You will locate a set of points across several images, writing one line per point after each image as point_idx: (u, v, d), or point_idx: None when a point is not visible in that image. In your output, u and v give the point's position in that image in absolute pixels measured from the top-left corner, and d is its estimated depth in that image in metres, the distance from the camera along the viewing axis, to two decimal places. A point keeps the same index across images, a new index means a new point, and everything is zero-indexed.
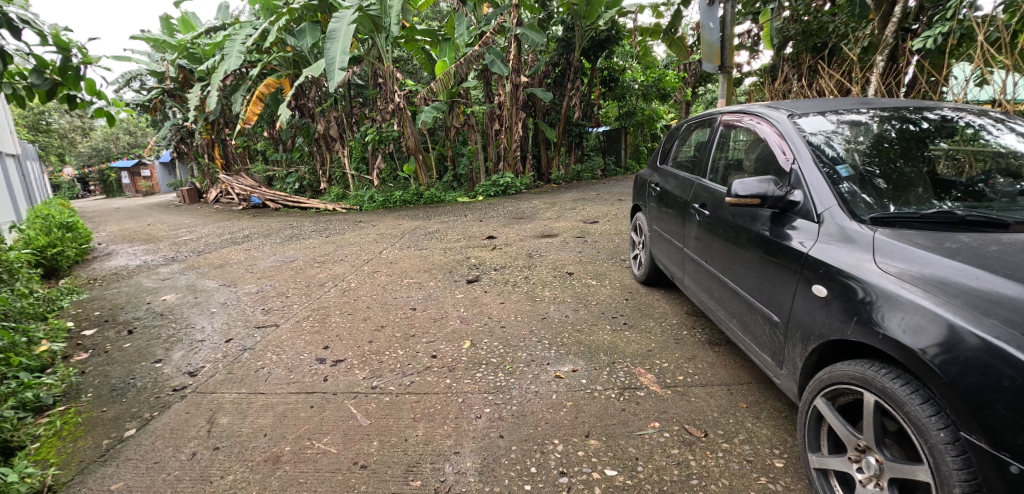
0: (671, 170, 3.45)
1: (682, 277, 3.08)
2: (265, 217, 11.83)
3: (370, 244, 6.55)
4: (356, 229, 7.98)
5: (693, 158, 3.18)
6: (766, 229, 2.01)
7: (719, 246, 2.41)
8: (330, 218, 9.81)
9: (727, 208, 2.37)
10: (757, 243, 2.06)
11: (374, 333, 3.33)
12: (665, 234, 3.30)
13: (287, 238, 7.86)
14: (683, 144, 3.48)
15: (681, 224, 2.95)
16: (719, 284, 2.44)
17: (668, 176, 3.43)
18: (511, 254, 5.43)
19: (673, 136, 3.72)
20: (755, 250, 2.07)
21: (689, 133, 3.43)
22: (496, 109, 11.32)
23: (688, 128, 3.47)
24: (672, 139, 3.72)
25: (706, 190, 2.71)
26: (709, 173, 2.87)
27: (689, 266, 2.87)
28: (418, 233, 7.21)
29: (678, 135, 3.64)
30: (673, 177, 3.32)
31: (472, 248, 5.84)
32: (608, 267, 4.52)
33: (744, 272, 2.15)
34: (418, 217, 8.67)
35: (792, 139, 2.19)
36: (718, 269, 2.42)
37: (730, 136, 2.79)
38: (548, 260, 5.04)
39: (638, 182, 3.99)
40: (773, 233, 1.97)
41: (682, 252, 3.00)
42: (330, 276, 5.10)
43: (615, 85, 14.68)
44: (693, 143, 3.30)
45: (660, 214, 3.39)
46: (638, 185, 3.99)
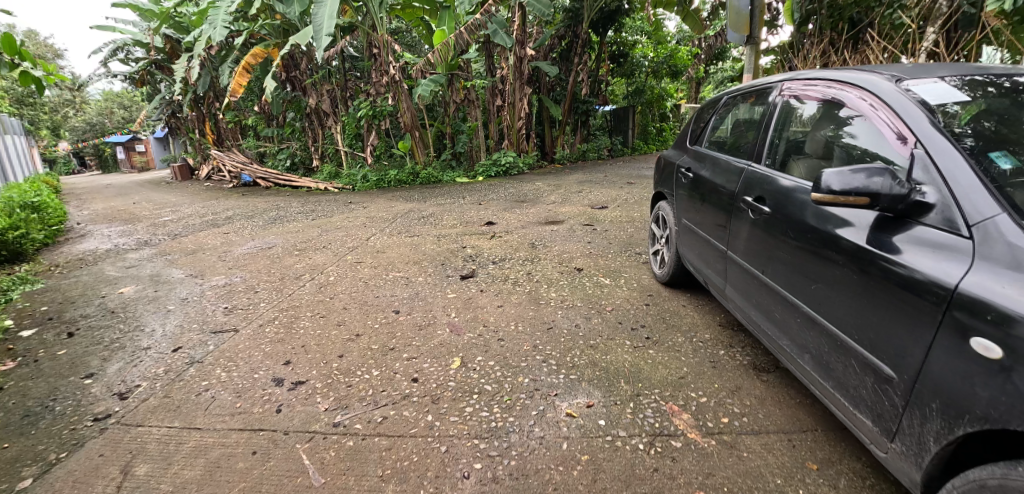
0: (706, 149, 2.88)
1: (718, 283, 2.51)
2: (255, 196, 11.23)
3: (357, 229, 5.98)
4: (346, 212, 7.40)
5: (735, 138, 2.62)
6: (867, 239, 1.45)
7: (781, 253, 1.86)
8: (320, 198, 9.23)
9: (802, 206, 1.78)
10: (849, 259, 1.50)
11: (347, 344, 2.78)
12: (696, 227, 2.75)
13: (271, 220, 7.28)
14: (720, 120, 2.91)
15: (721, 220, 2.40)
16: (777, 301, 1.90)
17: (703, 160, 2.83)
18: (511, 243, 4.85)
19: (706, 110, 3.14)
20: (843, 267, 1.52)
21: (729, 106, 2.86)
22: (497, 83, 10.65)
23: (727, 101, 2.89)
24: (705, 114, 3.15)
25: (759, 179, 2.16)
26: (759, 154, 2.29)
27: (730, 270, 2.32)
28: (412, 216, 6.64)
29: (713, 108, 3.07)
30: (710, 160, 2.75)
31: (469, 236, 5.26)
32: (623, 263, 3.96)
33: (825, 294, 1.61)
34: (413, 199, 8.07)
35: (902, 110, 1.59)
36: (777, 283, 1.88)
37: (794, 110, 2.17)
38: (555, 252, 4.46)
39: (663, 163, 3.42)
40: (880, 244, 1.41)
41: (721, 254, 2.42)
42: (308, 266, 4.53)
43: (625, 61, 13.94)
44: (737, 120, 2.68)
45: (690, 203, 2.83)
46: (662, 167, 3.42)
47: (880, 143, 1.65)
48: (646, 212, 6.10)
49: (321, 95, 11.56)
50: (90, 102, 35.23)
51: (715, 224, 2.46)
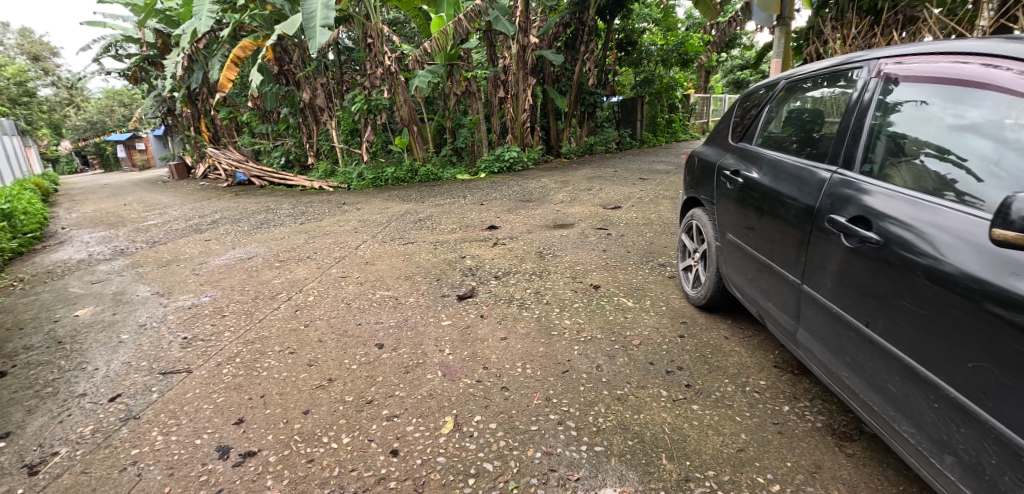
0: (743, 145, 2.50)
1: (778, 319, 2.00)
2: (247, 196, 10.73)
3: (347, 236, 5.44)
4: (338, 214, 6.86)
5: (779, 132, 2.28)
6: (979, 257, 1.12)
7: (862, 280, 1.47)
8: (313, 198, 8.70)
9: (912, 230, 1.32)
10: (964, 290, 1.14)
11: (316, 395, 2.26)
12: (737, 238, 2.33)
13: (258, 224, 6.76)
14: (759, 113, 2.54)
15: (770, 230, 2.00)
16: (856, 340, 1.51)
17: (753, 161, 2.31)
18: (517, 252, 4.30)
19: (742, 106, 2.78)
20: (959, 304, 1.15)
21: (770, 99, 2.50)
22: (500, 74, 10.08)
23: (767, 94, 2.55)
24: (741, 110, 2.78)
25: (817, 179, 1.80)
26: (821, 152, 1.89)
27: (784, 294, 1.91)
28: (408, 219, 6.09)
29: (750, 103, 2.70)
30: (750, 158, 2.36)
31: (469, 243, 4.71)
32: (646, 280, 3.41)
33: (932, 339, 1.22)
34: (410, 199, 7.53)
35: (983, 91, 1.33)
36: (870, 331, 1.44)
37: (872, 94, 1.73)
38: (566, 264, 3.91)
39: (692, 164, 3.00)
40: (992, 263, 1.09)
41: (786, 286, 1.90)
42: (286, 282, 4.00)
43: (633, 49, 13.36)
44: (799, 111, 2.19)
45: (728, 209, 2.41)
46: (691, 168, 2.99)
47: (952, 132, 1.39)
48: (665, 214, 5.54)
49: (314, 88, 11.00)
50: (89, 100, 34.86)
51: (763, 236, 2.06)
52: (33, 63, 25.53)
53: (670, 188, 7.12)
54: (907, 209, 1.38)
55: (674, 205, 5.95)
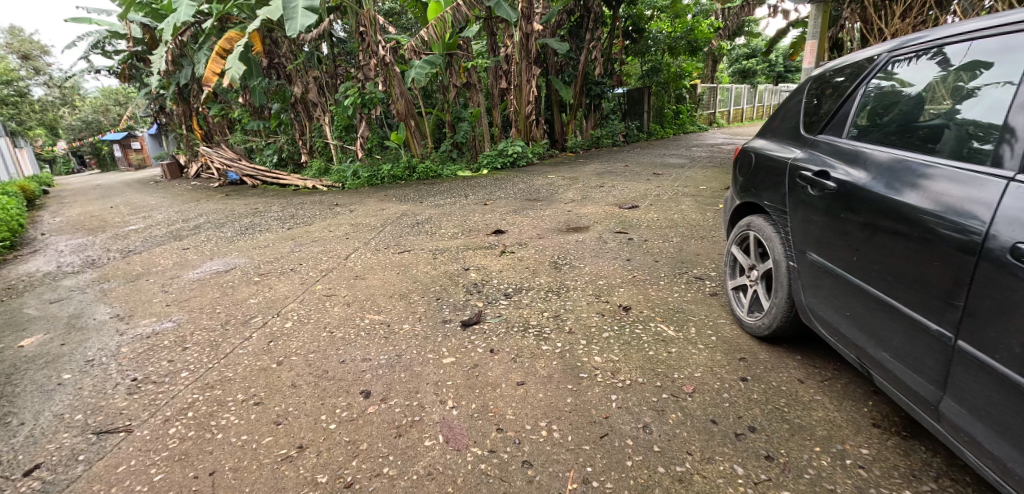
0: (822, 138, 2.02)
1: (893, 376, 1.50)
2: (238, 197, 10.18)
3: (337, 243, 4.90)
4: (329, 216, 6.34)
5: (834, 117, 2.03)
6: None
7: None
8: (305, 199, 8.15)
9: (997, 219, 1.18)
10: None
11: (282, 472, 1.74)
12: (822, 257, 1.82)
13: (242, 229, 6.22)
14: (807, 106, 2.28)
15: (888, 251, 1.49)
16: None
17: (845, 156, 1.82)
18: (529, 262, 3.76)
19: (793, 101, 2.43)
20: None
21: (816, 92, 2.28)
22: (501, 63, 9.50)
23: (808, 89, 2.36)
24: (791, 106, 2.43)
25: (937, 179, 1.40)
26: (887, 138, 1.71)
27: (914, 347, 1.40)
28: (405, 222, 5.55)
29: (798, 98, 2.41)
30: (831, 156, 1.89)
31: (473, 251, 4.16)
32: (685, 300, 2.88)
33: None
34: (408, 199, 6.99)
35: None
36: None
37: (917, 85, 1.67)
38: (587, 277, 3.36)
39: (741, 164, 2.51)
40: None
41: (915, 336, 1.40)
42: (263, 303, 3.46)
43: (640, 37, 12.82)
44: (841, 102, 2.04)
45: (806, 219, 1.90)
46: (740, 169, 2.51)
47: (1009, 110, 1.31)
48: (688, 214, 4.99)
49: (306, 82, 10.42)
50: (83, 99, 34.26)
51: (875, 259, 1.55)
52: (23, 62, 24.90)
53: (689, 184, 6.56)
54: (996, 195, 1.22)
55: (697, 204, 5.41)
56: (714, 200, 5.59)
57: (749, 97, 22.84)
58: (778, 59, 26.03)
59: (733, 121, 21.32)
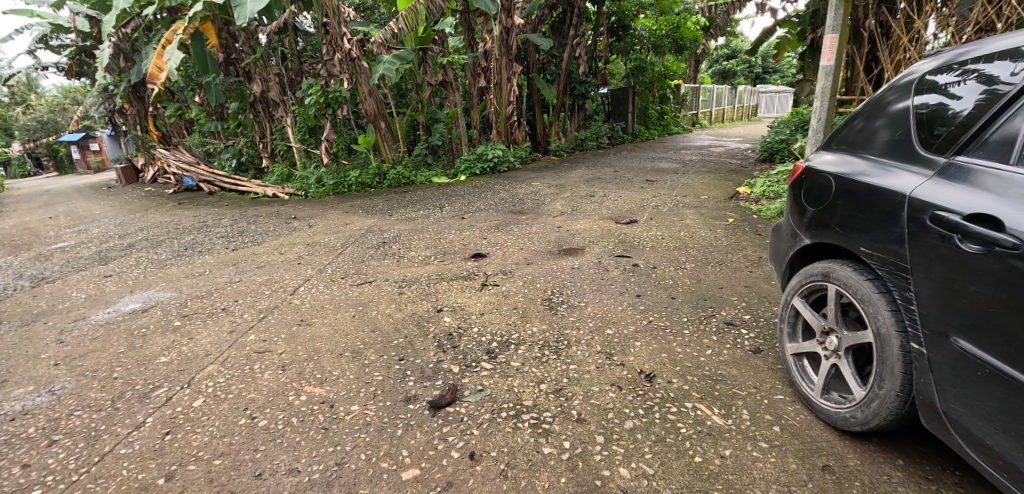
0: (963, 160, 1.38)
1: None
2: (190, 207, 9.23)
3: (285, 270, 4.12)
4: (285, 233, 5.52)
5: (979, 134, 1.39)
6: None
7: None
8: (261, 210, 7.30)
9: None
10: None
11: None
12: (984, 350, 1.20)
13: (181, 250, 5.36)
14: (876, 129, 1.76)
15: None
16: None
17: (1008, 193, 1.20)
18: (516, 299, 3.04)
19: (854, 121, 1.89)
20: None
21: (883, 114, 1.78)
22: (479, 59, 8.78)
23: (868, 111, 1.86)
24: (851, 128, 1.89)
25: None
26: None
27: None
28: (370, 241, 4.79)
29: (857, 120, 1.89)
30: (972, 190, 1.29)
31: (448, 282, 3.43)
32: (723, 362, 2.24)
33: None
34: (376, 210, 6.22)
35: None
36: None
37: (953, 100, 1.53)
38: (591, 324, 2.66)
39: (808, 190, 1.88)
40: None
41: None
42: (174, 365, 2.67)
43: (625, 34, 12.30)
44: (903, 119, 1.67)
45: (950, 287, 1.27)
46: (807, 196, 1.88)
47: None
48: (696, 231, 4.36)
49: (266, 80, 9.51)
50: (36, 98, 32.22)
51: None
52: None
53: (688, 193, 5.96)
54: None
55: (702, 218, 4.80)
56: (720, 213, 4.98)
57: (730, 98, 22.62)
58: (756, 61, 26.05)
59: (714, 122, 21.05)
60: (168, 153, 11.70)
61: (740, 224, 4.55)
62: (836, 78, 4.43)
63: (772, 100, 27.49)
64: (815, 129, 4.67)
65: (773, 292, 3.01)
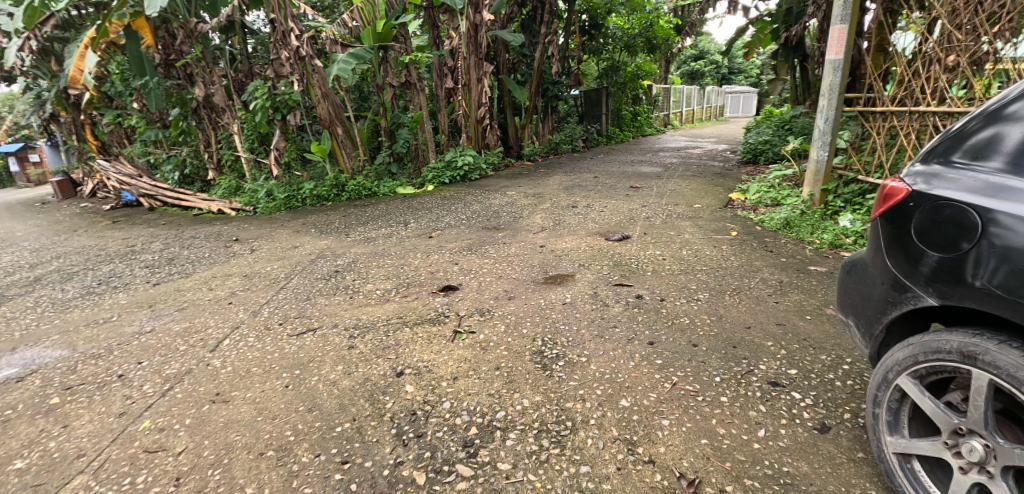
0: None
1: None
2: (123, 226, 8.23)
3: (211, 315, 3.36)
4: (223, 260, 4.72)
5: None
6: None
7: None
8: (201, 231, 6.43)
9: None
10: None
11: None
12: None
13: (93, 285, 4.49)
14: (982, 162, 1.27)
15: None
16: None
17: None
18: (499, 354, 2.39)
19: (935, 159, 1.41)
20: None
21: (978, 143, 1.31)
22: (445, 58, 8.09)
23: (949, 144, 1.39)
24: (934, 164, 1.40)
25: None
26: None
27: None
28: (321, 269, 4.06)
29: (938, 156, 1.41)
30: None
31: (411, 329, 2.75)
32: (785, 453, 1.66)
33: None
34: (332, 229, 5.47)
35: None
36: None
37: None
38: (600, 392, 2.04)
39: (913, 234, 1.34)
40: None
41: None
42: (27, 477, 1.90)
43: (598, 34, 11.86)
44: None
45: None
46: (912, 243, 1.34)
47: None
48: (699, 249, 3.81)
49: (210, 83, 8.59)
50: None
51: None
52: None
53: (679, 201, 5.44)
54: None
55: (702, 231, 4.27)
56: (720, 225, 4.47)
57: (700, 99, 22.62)
58: (722, 61, 26.22)
59: (686, 123, 20.95)
60: (107, 166, 10.56)
61: (745, 238, 4.04)
62: (845, 74, 4.06)
63: (736, 101, 27.80)
64: (821, 131, 4.29)
65: (813, 333, 2.46)
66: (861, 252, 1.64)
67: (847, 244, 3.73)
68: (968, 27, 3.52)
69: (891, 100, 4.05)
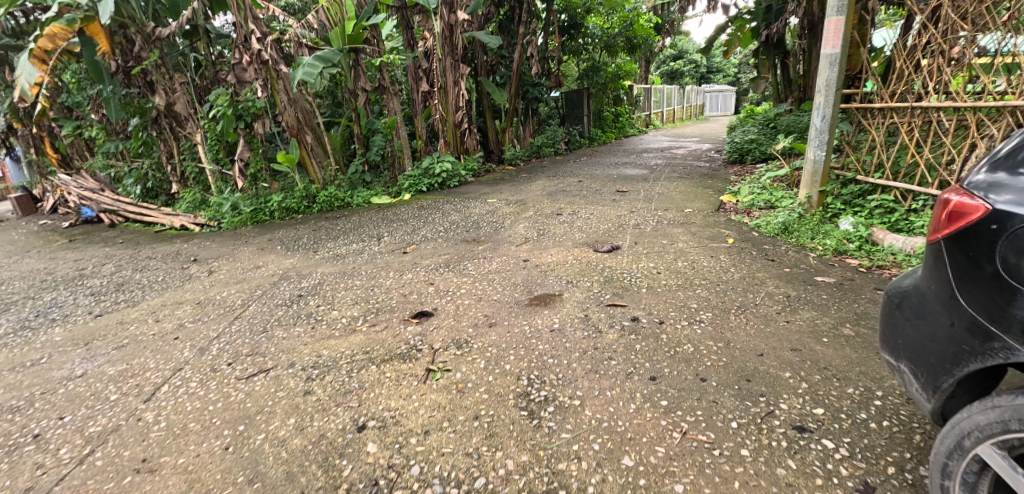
0: None
1: None
2: (78, 246, 7.69)
3: (153, 354, 2.96)
4: (177, 285, 4.30)
5: None
6: None
7: None
8: (159, 250, 5.97)
9: None
10: None
11: None
12: None
13: (28, 318, 4.03)
14: None
15: None
16: None
17: None
18: (480, 399, 2.06)
19: (990, 175, 1.23)
20: None
21: None
22: (420, 60, 7.73)
23: (1003, 161, 1.23)
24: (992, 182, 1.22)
25: None
26: None
27: None
28: (282, 293, 3.66)
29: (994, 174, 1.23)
30: None
31: (378, 367, 2.40)
32: None
33: None
34: (299, 245, 5.08)
35: None
36: None
37: None
38: (599, 448, 1.73)
39: (1001, 264, 1.12)
40: None
41: None
42: None
43: (577, 33, 11.61)
44: None
45: None
46: (1002, 275, 1.12)
47: None
48: (696, 259, 3.53)
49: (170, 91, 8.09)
50: None
51: None
52: None
53: (669, 206, 5.18)
54: None
55: (697, 239, 4.00)
56: (714, 231, 4.21)
57: (680, 98, 22.58)
58: (700, 60, 26.31)
59: (667, 123, 20.85)
60: (66, 180, 9.93)
61: (743, 246, 3.78)
62: (842, 68, 3.82)
63: (716, 100, 27.88)
64: (818, 129, 4.05)
65: (834, 360, 2.18)
66: (902, 285, 1.43)
67: (852, 250, 3.48)
68: (976, 16, 3.29)
69: (891, 96, 3.82)
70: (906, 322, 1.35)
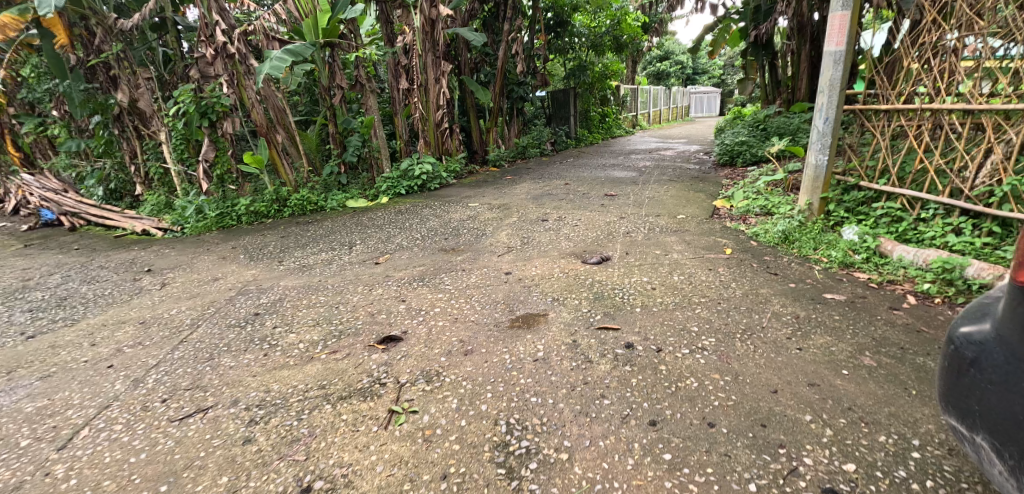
0: None
1: None
2: (30, 252, 7.12)
3: (78, 387, 2.55)
4: (122, 300, 3.86)
5: None
6: None
7: None
8: (115, 258, 5.52)
9: None
10: None
11: None
12: None
13: None
14: None
15: None
16: None
17: None
18: (452, 451, 1.74)
19: None
20: None
21: None
22: (399, 56, 7.36)
23: None
24: None
25: None
26: None
27: None
28: (235, 311, 3.27)
29: None
30: None
31: (334, 407, 2.06)
32: None
33: None
34: (264, 254, 4.68)
35: None
36: None
37: None
38: None
39: None
40: None
41: None
42: None
43: (564, 31, 11.30)
44: None
45: None
46: None
47: None
48: (694, 273, 3.23)
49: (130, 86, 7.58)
50: None
51: None
52: None
53: (663, 212, 4.88)
54: None
55: (694, 249, 3.70)
56: (712, 240, 3.92)
57: (665, 99, 22.46)
58: (685, 61, 26.23)
59: (653, 124, 20.68)
60: (28, 180, 9.17)
61: (744, 257, 3.49)
62: (847, 67, 3.58)
63: (701, 101, 27.86)
64: (820, 132, 3.80)
65: (858, 398, 1.93)
66: (977, 333, 1.13)
67: (859, 262, 3.25)
68: (991, 11, 3.09)
69: (898, 97, 3.60)
70: (1005, 392, 1.05)
